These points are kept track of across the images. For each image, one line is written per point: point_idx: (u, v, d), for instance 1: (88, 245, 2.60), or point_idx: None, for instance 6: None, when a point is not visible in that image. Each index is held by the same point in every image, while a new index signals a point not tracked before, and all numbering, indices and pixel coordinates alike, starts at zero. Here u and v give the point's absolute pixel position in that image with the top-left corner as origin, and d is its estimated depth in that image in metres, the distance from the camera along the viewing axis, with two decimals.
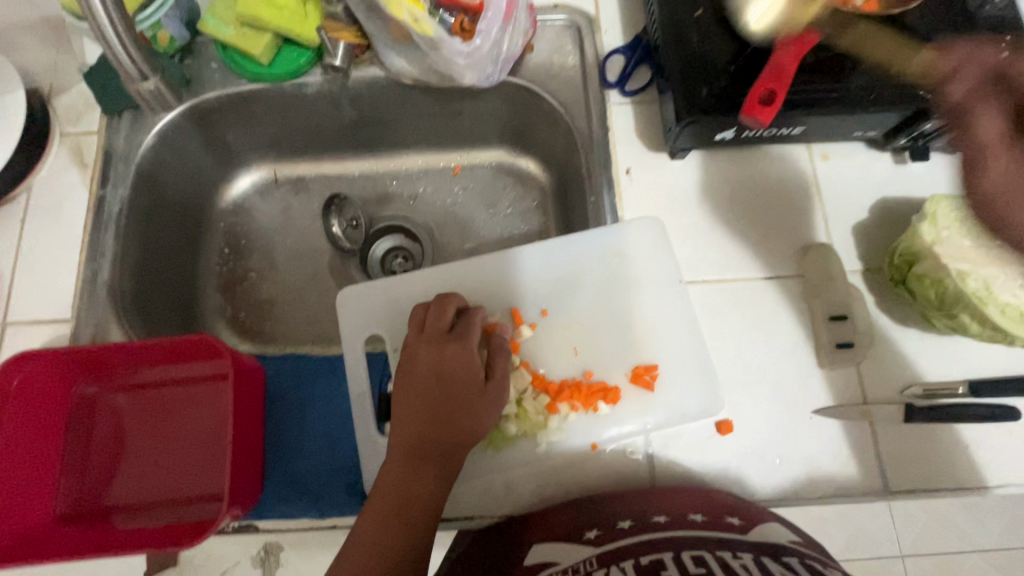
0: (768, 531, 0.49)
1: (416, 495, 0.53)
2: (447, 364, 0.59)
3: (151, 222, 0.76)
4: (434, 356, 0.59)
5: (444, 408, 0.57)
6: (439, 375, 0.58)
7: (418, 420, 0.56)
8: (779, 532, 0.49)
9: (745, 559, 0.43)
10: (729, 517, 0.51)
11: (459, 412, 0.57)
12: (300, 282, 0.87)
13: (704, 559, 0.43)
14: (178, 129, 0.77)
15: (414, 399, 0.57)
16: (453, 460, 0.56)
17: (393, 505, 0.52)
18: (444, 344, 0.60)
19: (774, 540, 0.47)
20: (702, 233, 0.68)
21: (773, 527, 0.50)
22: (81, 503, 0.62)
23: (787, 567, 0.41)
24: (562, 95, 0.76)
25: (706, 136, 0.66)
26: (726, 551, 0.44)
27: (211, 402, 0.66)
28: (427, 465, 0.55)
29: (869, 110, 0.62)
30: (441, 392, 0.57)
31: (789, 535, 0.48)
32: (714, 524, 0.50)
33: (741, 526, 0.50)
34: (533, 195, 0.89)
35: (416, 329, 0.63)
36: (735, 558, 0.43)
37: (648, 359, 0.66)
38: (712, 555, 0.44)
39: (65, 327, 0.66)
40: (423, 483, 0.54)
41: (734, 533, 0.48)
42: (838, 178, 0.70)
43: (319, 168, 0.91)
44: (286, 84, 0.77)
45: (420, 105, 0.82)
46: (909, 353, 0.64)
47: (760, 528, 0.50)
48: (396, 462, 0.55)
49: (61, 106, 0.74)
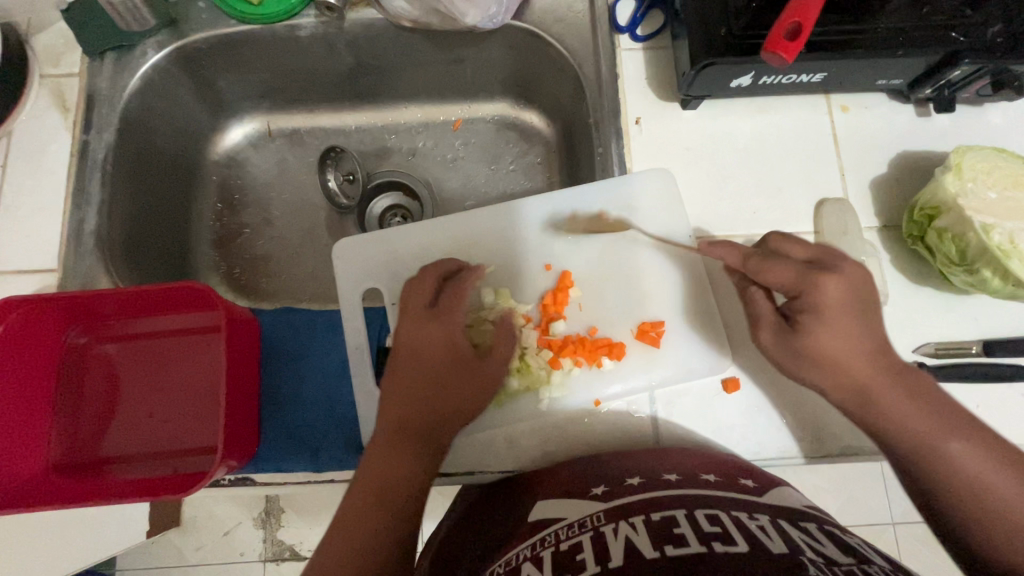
0: (784, 496, 0.48)
1: (394, 474, 0.51)
2: (427, 343, 0.56)
3: (139, 171, 0.73)
4: (412, 331, 0.56)
5: (425, 384, 0.55)
6: (419, 348, 0.56)
7: (400, 398, 0.54)
8: (796, 497, 0.49)
9: (762, 520, 0.42)
10: (743, 479, 0.50)
11: (442, 390, 0.55)
12: (297, 238, 0.84)
13: (719, 518, 0.42)
14: (165, 73, 0.74)
15: (395, 378, 0.55)
16: (441, 433, 0.55)
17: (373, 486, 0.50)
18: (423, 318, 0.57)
19: (791, 505, 0.46)
20: (714, 186, 0.66)
21: (789, 492, 0.50)
22: (74, 453, 0.61)
23: (805, 534, 0.40)
24: (569, 40, 0.72)
25: (722, 82, 0.62)
26: (742, 512, 0.43)
27: (204, 354, 0.65)
28: (408, 443, 0.53)
29: (897, 54, 0.58)
30: (423, 369, 0.55)
31: (804, 501, 0.48)
32: (727, 484, 0.49)
33: (756, 488, 0.49)
34: (537, 150, 0.85)
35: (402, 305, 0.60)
36: (751, 519, 0.42)
37: (654, 315, 0.64)
38: (728, 515, 0.43)
39: (52, 277, 0.64)
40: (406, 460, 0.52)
41: (749, 495, 0.47)
42: (858, 131, 0.67)
43: (315, 120, 0.87)
44: (278, 26, 0.73)
45: (420, 52, 0.78)
46: (923, 312, 0.62)
47: (775, 492, 0.49)
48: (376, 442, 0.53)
49: (41, 45, 0.70)
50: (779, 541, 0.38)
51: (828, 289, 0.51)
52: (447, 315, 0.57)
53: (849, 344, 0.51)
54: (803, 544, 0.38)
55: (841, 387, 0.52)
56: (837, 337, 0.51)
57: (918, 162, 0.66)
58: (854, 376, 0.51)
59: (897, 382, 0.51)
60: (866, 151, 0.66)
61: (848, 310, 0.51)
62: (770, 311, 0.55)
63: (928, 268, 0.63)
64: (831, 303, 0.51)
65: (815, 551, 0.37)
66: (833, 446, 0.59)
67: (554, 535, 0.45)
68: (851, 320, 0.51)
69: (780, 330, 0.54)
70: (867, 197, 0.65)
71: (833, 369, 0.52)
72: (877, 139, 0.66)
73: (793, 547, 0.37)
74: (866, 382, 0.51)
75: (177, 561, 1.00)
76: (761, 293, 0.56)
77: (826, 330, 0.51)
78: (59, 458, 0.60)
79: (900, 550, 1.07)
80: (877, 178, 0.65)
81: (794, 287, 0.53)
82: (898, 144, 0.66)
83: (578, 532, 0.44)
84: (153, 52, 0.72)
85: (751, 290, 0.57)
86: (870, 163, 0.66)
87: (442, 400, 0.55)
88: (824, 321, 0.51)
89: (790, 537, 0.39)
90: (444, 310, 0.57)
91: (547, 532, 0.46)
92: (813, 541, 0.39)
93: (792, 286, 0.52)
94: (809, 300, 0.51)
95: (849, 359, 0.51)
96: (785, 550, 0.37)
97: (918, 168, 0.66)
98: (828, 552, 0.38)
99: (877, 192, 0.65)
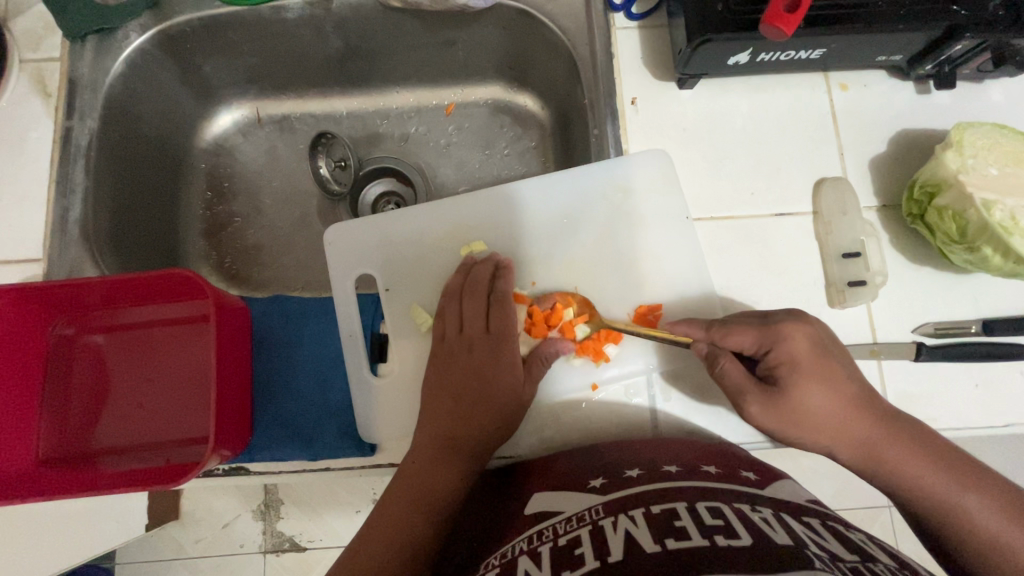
0: (786, 488, 0.48)
1: (438, 486, 0.53)
2: (479, 369, 0.59)
3: (124, 160, 0.71)
4: (466, 355, 0.60)
5: (479, 399, 0.57)
6: (473, 365, 0.59)
7: (449, 415, 0.57)
8: (798, 490, 0.49)
9: (765, 513, 0.41)
10: (744, 471, 0.50)
11: (487, 407, 0.57)
12: (288, 226, 0.83)
13: (721, 511, 0.41)
14: (148, 57, 0.72)
15: (446, 392, 0.58)
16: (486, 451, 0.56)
17: (414, 496, 0.53)
18: (474, 343, 0.60)
19: (793, 498, 0.46)
20: (710, 167, 0.65)
21: (791, 485, 0.49)
22: (63, 445, 0.60)
23: (808, 528, 0.40)
24: (562, 19, 0.71)
25: (719, 59, 0.61)
26: (744, 504, 0.43)
27: (194, 343, 0.64)
28: (454, 458, 0.55)
29: (897, 29, 0.57)
30: (474, 392, 0.58)
31: (806, 495, 0.48)
32: (728, 476, 0.48)
33: (757, 480, 0.49)
34: (532, 134, 0.84)
35: (453, 320, 0.62)
36: (753, 512, 0.42)
37: (652, 299, 0.64)
38: (730, 507, 0.42)
39: (37, 267, 0.62)
40: (446, 474, 0.54)
41: (750, 487, 0.47)
42: (856, 109, 0.66)
43: (304, 106, 0.86)
44: (263, 8, 0.71)
45: (411, 34, 0.76)
46: (922, 292, 0.61)
47: (776, 484, 0.48)
48: (423, 450, 0.55)
49: (19, 30, 0.68)
50: (783, 533, 0.38)
51: (793, 338, 0.52)
52: (502, 337, 0.60)
53: (826, 403, 0.51)
54: (807, 538, 0.38)
55: (846, 447, 0.52)
56: (810, 394, 0.51)
57: (916, 140, 0.65)
58: (854, 436, 0.51)
59: (901, 438, 0.51)
60: (865, 131, 0.65)
61: (819, 360, 0.52)
62: (744, 379, 0.52)
63: (927, 247, 0.62)
64: (801, 355, 0.52)
65: (820, 546, 0.37)
66: None
67: (552, 529, 0.44)
68: (823, 372, 0.52)
69: (763, 396, 0.51)
70: (866, 177, 0.64)
71: (828, 433, 0.51)
72: (876, 117, 0.65)
73: (797, 540, 0.37)
74: (868, 442, 0.51)
75: (177, 553, 1.00)
76: (732, 364, 0.53)
77: (799, 388, 0.51)
78: (48, 451, 0.59)
79: (896, 530, 1.08)
80: (876, 156, 0.64)
81: (761, 343, 0.53)
82: (896, 121, 0.65)
83: (576, 526, 0.43)
84: (136, 35, 0.70)
85: (721, 361, 0.53)
86: (869, 141, 0.65)
87: (496, 421, 0.56)
88: (800, 381, 0.51)
89: (793, 531, 0.39)
90: (499, 333, 0.60)
91: (545, 524, 0.46)
92: (816, 535, 0.39)
93: (759, 345, 0.53)
94: (781, 355, 0.52)
95: (839, 420, 0.51)
96: (789, 543, 0.36)
97: (917, 147, 0.65)
98: (832, 546, 0.37)
99: (876, 171, 0.64)
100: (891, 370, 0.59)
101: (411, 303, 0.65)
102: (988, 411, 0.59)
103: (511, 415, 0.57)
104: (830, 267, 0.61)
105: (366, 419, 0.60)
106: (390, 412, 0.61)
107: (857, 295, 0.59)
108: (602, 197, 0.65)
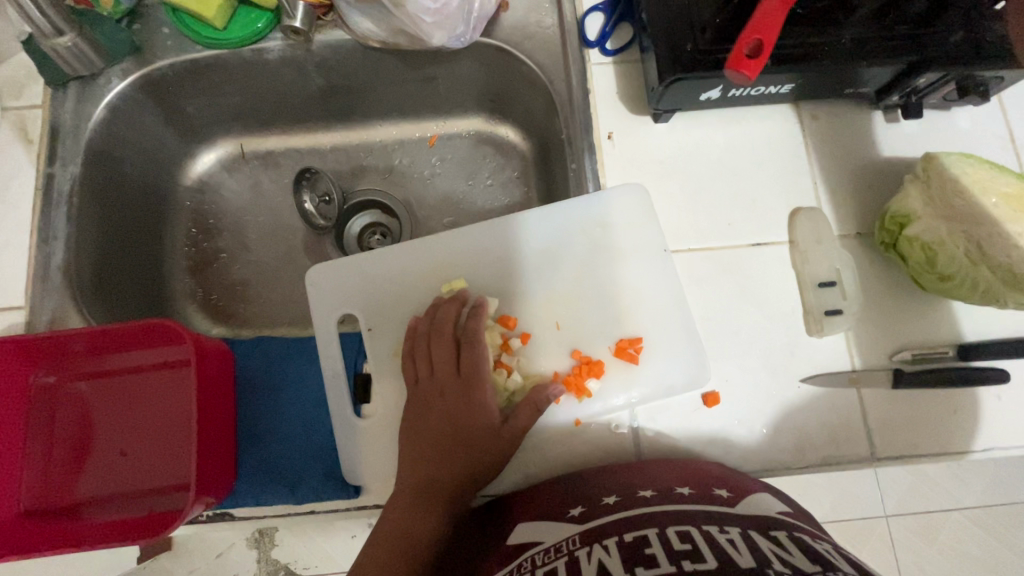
0: (757, 504, 0.48)
1: (421, 535, 0.53)
2: (452, 415, 0.59)
3: (108, 203, 0.72)
4: (439, 401, 0.59)
5: (454, 446, 0.57)
6: (444, 410, 0.59)
7: (425, 461, 0.57)
8: (770, 503, 0.49)
9: (732, 534, 0.42)
10: (717, 489, 0.51)
11: (462, 453, 0.57)
12: (275, 260, 0.83)
13: (690, 535, 0.42)
14: (130, 101, 0.73)
15: (422, 439, 0.58)
16: (465, 495, 0.56)
17: (399, 543, 0.53)
18: (447, 387, 0.60)
19: (763, 513, 0.47)
20: (688, 200, 0.66)
21: (764, 498, 0.50)
22: (46, 496, 0.59)
23: (774, 543, 0.40)
24: (538, 55, 0.72)
25: (691, 96, 0.63)
26: (713, 525, 0.44)
27: (177, 389, 0.64)
28: (438, 504, 0.55)
29: (861, 65, 0.59)
30: (448, 437, 0.57)
31: (779, 507, 0.49)
32: (701, 497, 0.49)
33: (730, 498, 0.49)
34: (513, 164, 0.85)
35: (424, 363, 0.61)
36: (721, 533, 0.42)
37: (632, 331, 0.64)
38: (699, 530, 0.43)
39: (18, 315, 0.63)
40: (428, 521, 0.54)
41: (721, 506, 0.47)
42: (830, 138, 0.67)
43: (289, 141, 0.87)
44: (246, 50, 0.72)
45: (392, 71, 0.77)
46: (900, 319, 0.62)
47: (748, 501, 0.49)
48: (404, 497, 0.55)
49: (1, 78, 0.69)
50: (747, 554, 0.38)
51: None
52: (473, 378, 0.60)
53: None
54: (770, 555, 0.38)
55: None
56: None
57: (887, 168, 0.66)
58: None
59: None
60: (838, 160, 0.66)
61: None
62: None
63: (902, 273, 0.63)
64: None
65: (782, 560, 0.37)
66: (814, 455, 0.59)
67: (530, 561, 0.44)
68: None
69: None
70: (839, 205, 0.65)
71: None
72: (849, 146, 0.67)
73: (760, 559, 0.37)
74: None
75: None
76: None
77: None
78: (30, 502, 0.59)
79: (894, 543, 1.08)
80: (848, 185, 0.66)
81: None
82: (868, 149, 0.67)
83: (553, 557, 0.44)
84: (118, 80, 0.71)
85: None
86: (842, 170, 0.66)
87: (471, 462, 0.56)
88: None
89: (758, 549, 0.39)
90: (471, 375, 0.60)
91: (524, 557, 0.46)
92: (780, 550, 0.39)
93: None
94: None
95: None
96: (753, 564, 0.37)
97: (888, 175, 0.66)
98: (796, 560, 0.38)
99: (850, 200, 0.65)
100: (870, 397, 0.60)
101: (394, 343, 0.65)
102: (966, 436, 0.60)
103: (488, 456, 0.57)
104: (808, 295, 0.62)
105: (351, 460, 0.60)
106: (377, 452, 0.61)
107: (838, 325, 0.60)
108: (583, 228, 0.66)
